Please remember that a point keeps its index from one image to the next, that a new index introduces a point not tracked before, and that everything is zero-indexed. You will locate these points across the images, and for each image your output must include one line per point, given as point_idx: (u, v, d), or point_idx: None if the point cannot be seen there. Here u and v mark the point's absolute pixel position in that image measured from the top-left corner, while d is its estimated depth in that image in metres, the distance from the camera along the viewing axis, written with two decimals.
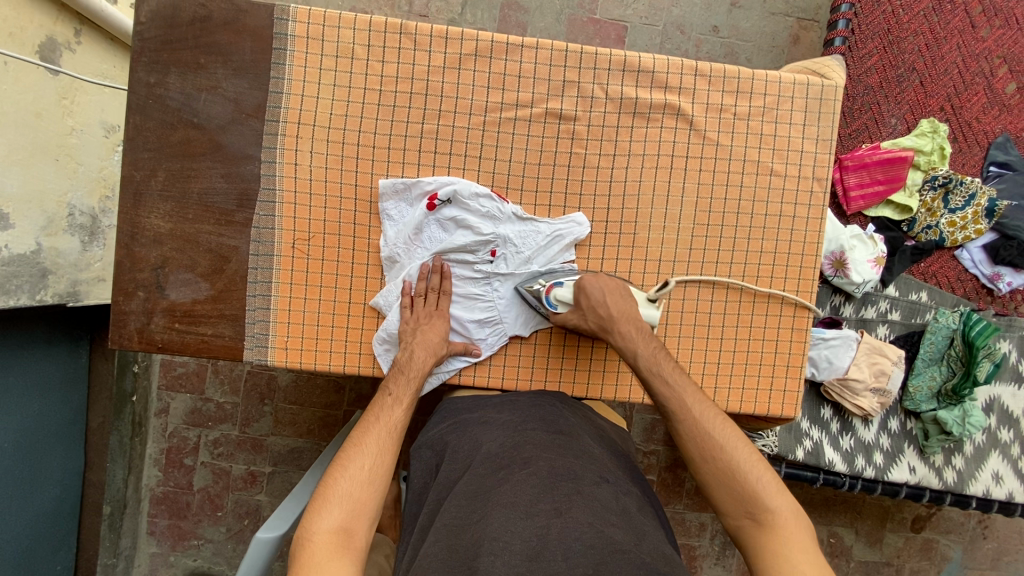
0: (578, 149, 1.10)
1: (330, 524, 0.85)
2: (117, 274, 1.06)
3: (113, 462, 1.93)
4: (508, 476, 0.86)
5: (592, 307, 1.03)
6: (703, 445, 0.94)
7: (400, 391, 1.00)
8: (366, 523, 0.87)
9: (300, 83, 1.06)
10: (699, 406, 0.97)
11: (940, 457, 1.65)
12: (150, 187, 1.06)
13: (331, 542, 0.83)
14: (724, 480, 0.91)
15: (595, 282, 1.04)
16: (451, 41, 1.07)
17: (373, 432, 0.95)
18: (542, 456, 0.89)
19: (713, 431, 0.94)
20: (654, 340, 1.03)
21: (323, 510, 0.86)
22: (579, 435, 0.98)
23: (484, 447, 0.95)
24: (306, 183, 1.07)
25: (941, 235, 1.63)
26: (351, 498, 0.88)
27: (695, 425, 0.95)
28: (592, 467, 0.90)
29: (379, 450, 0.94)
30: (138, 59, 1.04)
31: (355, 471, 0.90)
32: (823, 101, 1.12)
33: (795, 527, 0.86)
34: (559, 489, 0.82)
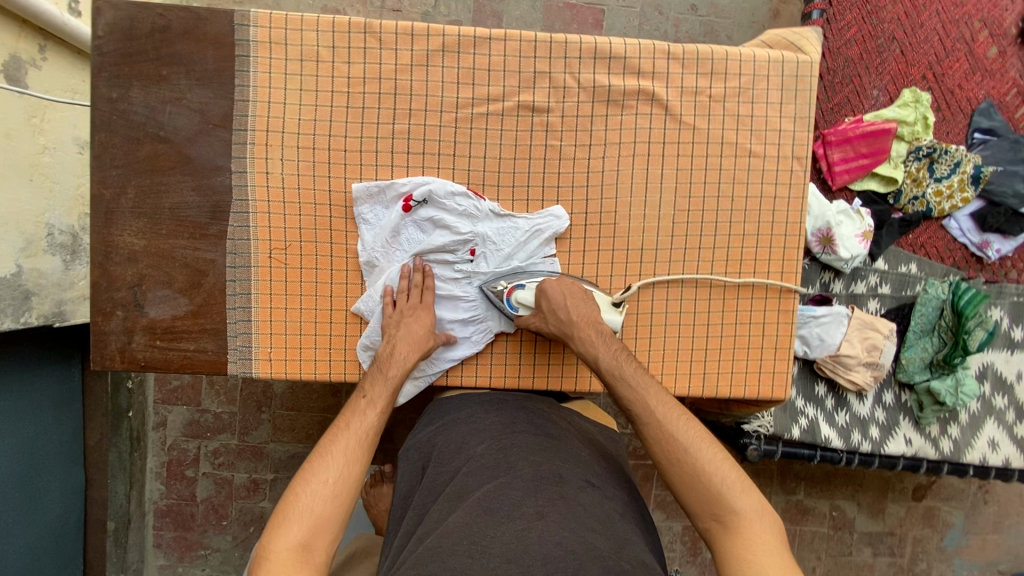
0: (553, 142, 1.09)
1: (289, 542, 0.82)
2: (93, 294, 1.04)
3: (114, 478, 1.91)
4: (496, 479, 0.88)
5: (552, 310, 1.02)
6: (669, 449, 0.92)
7: (374, 394, 0.98)
8: (328, 540, 0.84)
9: (266, 90, 1.04)
10: (663, 409, 0.95)
11: (935, 427, 1.65)
12: (120, 205, 1.04)
13: (290, 562, 0.80)
14: (690, 483, 0.90)
15: (555, 286, 1.04)
16: (417, 38, 1.04)
17: (340, 442, 0.92)
18: (527, 460, 0.92)
19: (678, 433, 0.93)
20: (616, 343, 1.02)
21: (282, 527, 0.83)
22: (568, 440, 1.01)
23: (472, 450, 0.97)
24: (279, 192, 1.05)
25: (928, 205, 1.61)
26: (313, 513, 0.85)
27: (660, 428, 0.94)
28: (577, 470, 0.93)
29: (346, 462, 0.91)
30: (99, 75, 1.02)
31: (318, 486, 0.87)
32: (799, 78, 1.10)
33: (761, 529, 0.86)
34: (542, 495, 0.85)
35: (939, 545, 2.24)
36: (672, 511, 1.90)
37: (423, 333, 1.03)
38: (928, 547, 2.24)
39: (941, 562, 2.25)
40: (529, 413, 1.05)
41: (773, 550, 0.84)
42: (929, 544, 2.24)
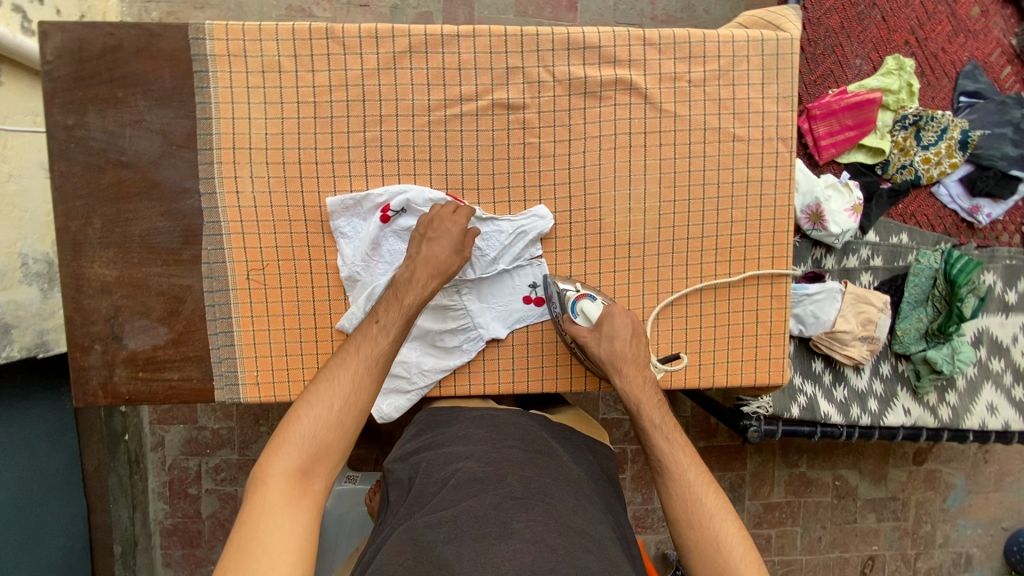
0: (531, 140, 1.05)
1: (288, 467, 0.82)
2: (69, 330, 1.01)
3: (116, 502, 1.90)
4: (486, 492, 0.91)
5: (609, 338, 1.00)
6: (691, 510, 0.91)
7: (388, 320, 0.93)
8: (328, 468, 0.85)
9: (228, 105, 0.99)
10: (693, 470, 0.95)
11: (933, 396, 1.66)
12: (88, 236, 1.00)
13: (286, 486, 0.81)
14: (705, 549, 0.88)
15: (622, 320, 1.02)
16: (382, 40, 1.00)
17: (348, 367, 0.90)
18: (517, 473, 0.95)
19: (703, 497, 0.92)
20: (659, 394, 1.01)
21: (282, 449, 0.83)
22: (557, 454, 1.04)
23: (462, 462, 0.99)
24: (251, 211, 1.02)
25: (916, 173, 1.59)
26: (314, 440, 0.84)
27: (686, 487, 0.93)
28: (567, 487, 0.96)
29: (352, 389, 0.89)
30: (52, 101, 0.97)
31: (322, 412, 0.86)
32: (780, 56, 1.07)
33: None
34: (529, 512, 0.88)
35: (942, 507, 2.27)
36: None
37: (447, 257, 0.98)
38: (931, 509, 2.27)
39: (945, 523, 2.28)
40: (520, 426, 1.08)
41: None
42: (932, 506, 2.27)
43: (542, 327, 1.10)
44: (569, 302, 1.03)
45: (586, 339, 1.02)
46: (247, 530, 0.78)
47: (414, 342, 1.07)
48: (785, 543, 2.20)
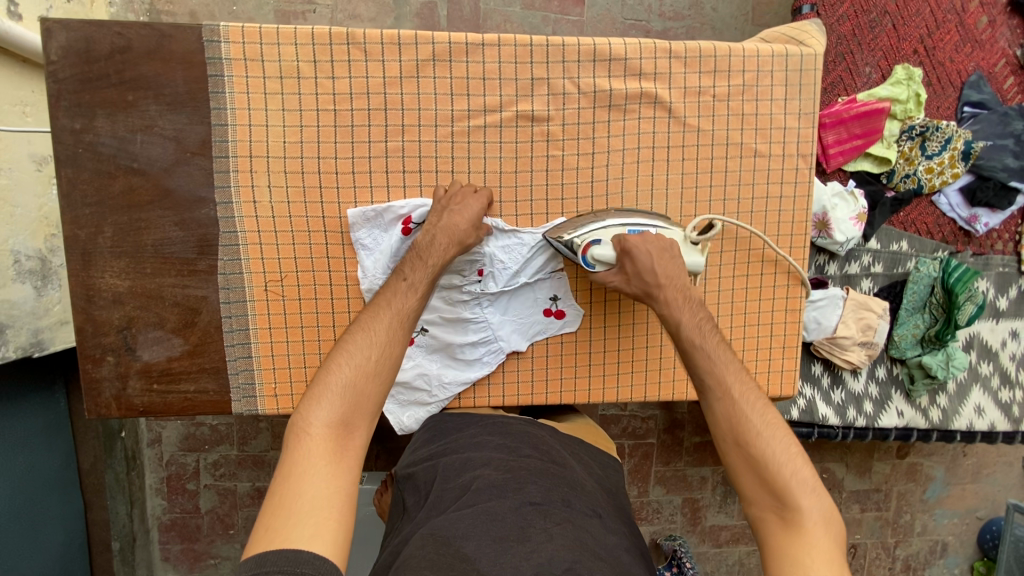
0: (555, 152, 1.04)
1: (329, 419, 0.77)
2: (79, 342, 0.98)
3: (113, 498, 1.83)
4: (504, 499, 0.87)
5: (637, 274, 0.97)
6: (737, 429, 0.88)
7: (415, 277, 0.92)
8: (367, 422, 0.80)
9: (245, 111, 0.96)
10: (739, 390, 0.91)
11: (925, 398, 1.71)
12: (98, 245, 0.97)
13: (328, 438, 0.76)
14: (754, 469, 0.86)
15: (640, 244, 0.97)
16: (405, 47, 0.97)
17: (383, 319, 0.87)
18: (535, 482, 0.92)
19: (750, 415, 0.89)
20: (701, 311, 0.98)
21: (322, 400, 0.78)
22: (571, 466, 1.01)
23: (479, 467, 0.93)
24: (269, 222, 0.99)
25: (919, 182, 1.62)
26: (353, 389, 0.80)
27: (733, 405, 0.90)
28: (586, 501, 0.93)
29: (387, 341, 0.85)
30: (57, 104, 0.93)
31: (360, 361, 0.82)
32: (803, 72, 1.07)
33: (825, 533, 0.80)
34: (551, 517, 0.85)
35: (922, 497, 2.37)
36: (671, 485, 1.96)
37: (465, 226, 0.96)
38: (911, 500, 2.36)
39: (923, 513, 2.38)
40: (533, 437, 1.04)
41: (836, 560, 0.78)
42: (913, 497, 2.36)
43: (562, 339, 1.11)
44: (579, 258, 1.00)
45: (616, 282, 1.00)
46: (288, 488, 0.72)
47: (434, 355, 1.08)
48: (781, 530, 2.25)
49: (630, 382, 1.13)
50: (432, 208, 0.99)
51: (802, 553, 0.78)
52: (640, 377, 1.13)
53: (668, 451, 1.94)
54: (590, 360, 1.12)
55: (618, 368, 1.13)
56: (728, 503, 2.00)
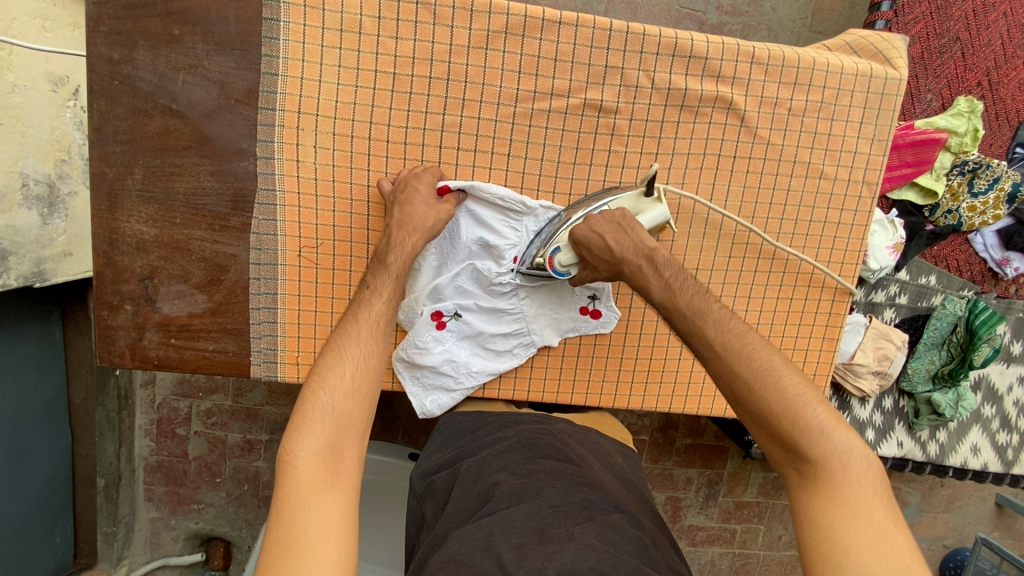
0: (617, 147, 0.99)
1: (315, 446, 0.71)
2: (97, 286, 0.93)
3: (102, 435, 1.70)
4: (523, 505, 0.82)
5: (598, 259, 0.89)
6: (732, 387, 0.77)
7: (379, 284, 0.86)
8: (356, 443, 0.75)
9: (299, 63, 0.89)
10: (722, 344, 0.78)
11: (926, 432, 1.71)
12: (125, 186, 0.91)
13: (317, 467, 0.70)
14: (761, 425, 0.75)
15: (587, 229, 0.88)
16: (477, 15, 0.91)
17: (353, 333, 0.82)
18: (553, 485, 0.86)
19: (742, 368, 0.76)
20: (673, 271, 0.85)
21: (304, 430, 0.72)
22: (589, 464, 0.96)
23: (496, 474, 0.90)
24: (310, 183, 0.94)
25: (960, 219, 1.58)
26: (335, 412, 0.74)
27: (722, 365, 0.78)
28: (607, 498, 0.87)
29: (362, 356, 0.80)
30: (96, 29, 0.85)
31: (336, 382, 0.76)
32: (885, 96, 1.02)
33: (851, 477, 0.69)
34: (572, 518, 0.80)
35: None
36: (658, 483, 1.96)
37: (422, 211, 0.90)
38: None
39: None
40: (552, 437, 1.00)
41: (870, 504, 0.68)
42: None
43: (596, 339, 1.07)
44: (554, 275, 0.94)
45: (589, 274, 0.94)
46: (282, 529, 0.66)
47: (463, 341, 1.03)
48: (783, 539, 2.09)
49: (657, 391, 1.11)
50: (391, 195, 0.92)
51: (825, 510, 0.68)
52: (667, 387, 1.11)
53: (659, 450, 1.93)
54: (620, 365, 1.09)
55: (647, 376, 1.10)
56: (710, 505, 2.01)
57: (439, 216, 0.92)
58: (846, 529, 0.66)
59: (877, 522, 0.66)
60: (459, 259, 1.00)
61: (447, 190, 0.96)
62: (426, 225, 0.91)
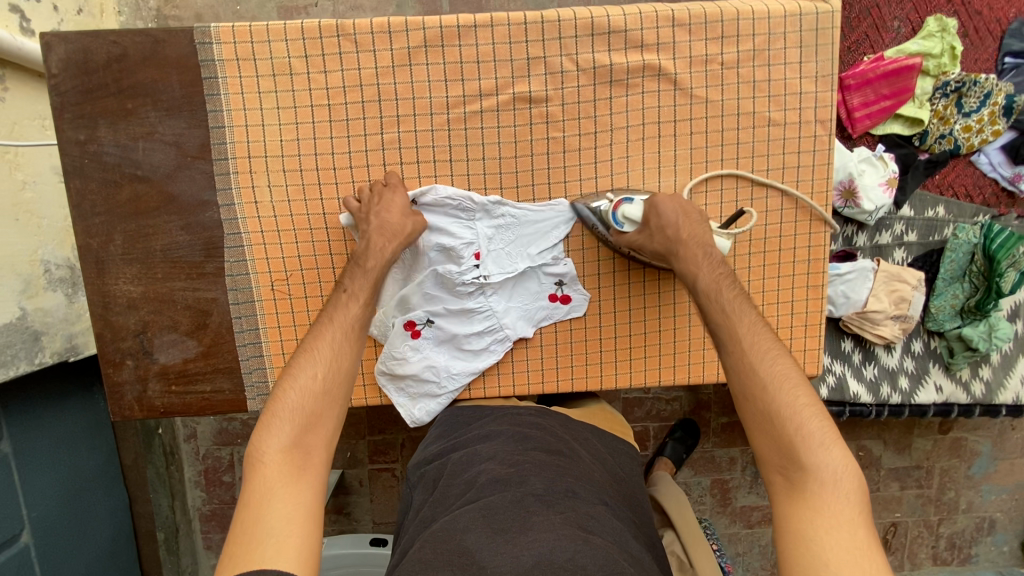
0: (555, 134, 1.01)
1: (284, 441, 0.78)
2: (100, 347, 1.02)
3: (156, 491, 1.82)
4: (506, 492, 0.84)
5: (660, 229, 0.94)
6: (746, 382, 0.83)
7: (355, 287, 0.93)
8: (324, 439, 0.82)
9: (240, 112, 0.96)
10: (750, 343, 0.85)
11: (966, 371, 1.62)
12: (109, 252, 0.99)
13: (284, 461, 0.77)
14: (762, 425, 0.80)
15: (669, 202, 0.95)
16: (396, 35, 0.95)
17: (326, 335, 0.89)
18: (539, 475, 0.87)
19: (760, 367, 0.83)
20: (722, 266, 0.92)
21: (272, 427, 0.79)
22: (578, 456, 0.96)
23: (484, 463, 0.92)
24: (271, 221, 1.00)
25: (956, 142, 1.51)
26: (303, 410, 0.81)
27: (742, 359, 0.84)
28: (592, 491, 0.88)
29: (333, 356, 0.88)
30: (62, 117, 0.94)
31: (306, 381, 0.83)
32: (819, 32, 0.99)
33: (840, 493, 0.72)
34: (554, 507, 0.82)
35: (966, 474, 2.10)
36: (699, 467, 1.90)
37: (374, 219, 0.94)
38: (955, 477, 2.10)
39: (969, 489, 2.11)
40: (544, 430, 1.01)
41: (854, 521, 0.71)
42: (957, 474, 2.10)
43: (570, 325, 1.08)
44: (609, 216, 0.98)
45: (638, 241, 0.97)
46: (248, 516, 0.72)
47: (441, 346, 1.06)
48: None
49: (643, 366, 1.10)
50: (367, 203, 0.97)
51: (809, 518, 0.72)
52: (653, 361, 1.10)
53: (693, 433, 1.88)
54: (602, 346, 1.09)
55: (630, 353, 1.09)
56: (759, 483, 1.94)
57: (416, 223, 0.97)
58: (829, 542, 0.69)
59: (860, 539, 0.69)
60: (420, 268, 1.03)
61: None
62: (405, 231, 0.96)
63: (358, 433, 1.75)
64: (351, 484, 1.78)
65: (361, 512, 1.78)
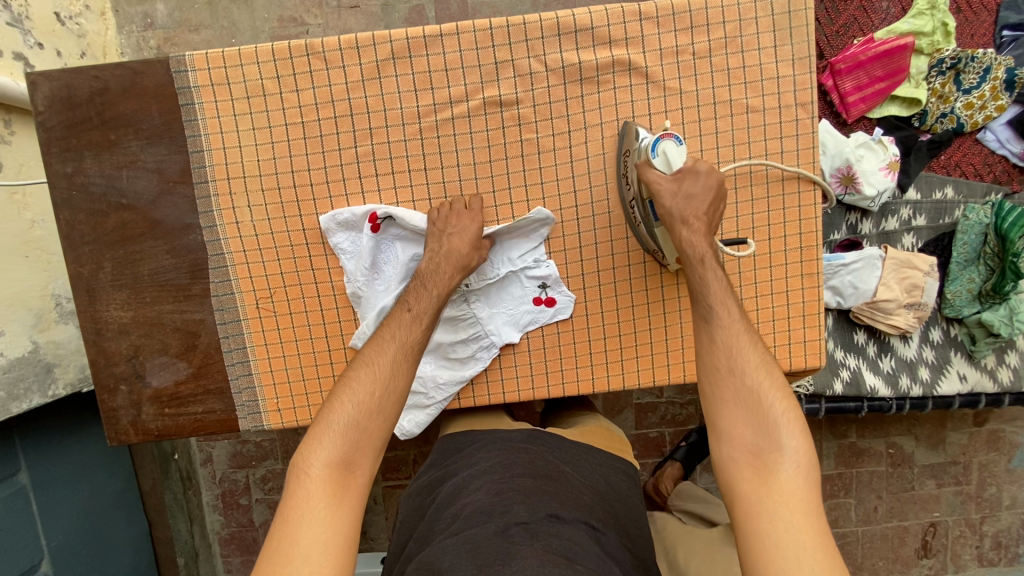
0: (528, 136, 1.00)
1: (329, 459, 0.79)
2: (94, 373, 1.04)
3: (174, 517, 1.84)
4: (489, 523, 0.81)
5: (688, 191, 0.89)
6: (732, 361, 0.85)
7: (420, 307, 0.92)
8: (368, 459, 0.82)
9: (218, 135, 0.98)
10: (741, 324, 0.88)
11: (991, 359, 1.54)
12: (99, 280, 1.01)
13: (328, 479, 0.78)
14: (740, 403, 0.83)
15: (707, 175, 0.90)
16: (363, 50, 0.96)
17: (388, 353, 0.88)
18: (525, 503, 0.85)
19: (747, 349, 0.86)
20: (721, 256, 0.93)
21: (322, 440, 0.80)
22: (567, 479, 0.95)
23: (469, 495, 0.90)
24: (252, 240, 1.02)
25: (959, 121, 1.46)
26: (355, 428, 0.82)
27: (731, 336, 0.86)
28: (576, 512, 0.87)
29: (390, 374, 0.86)
30: (49, 151, 0.97)
31: (363, 399, 0.83)
32: (792, 14, 0.97)
33: (804, 478, 0.78)
34: (537, 535, 0.79)
35: (1007, 468, 1.98)
36: None
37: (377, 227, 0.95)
38: (996, 471, 1.98)
39: (1012, 484, 1.99)
40: (534, 455, 0.99)
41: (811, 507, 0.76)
42: (997, 468, 1.98)
43: (557, 328, 1.06)
44: (649, 143, 0.90)
45: (662, 184, 0.88)
46: (287, 530, 0.74)
47: (427, 356, 1.05)
48: (881, 510, 1.97)
49: (635, 367, 1.07)
50: (431, 233, 0.97)
51: (777, 498, 0.76)
52: (645, 361, 1.07)
53: None
54: (591, 348, 1.06)
55: (621, 354, 1.07)
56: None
57: (452, 240, 0.95)
58: (796, 523, 0.73)
59: (818, 524, 0.74)
60: (396, 277, 1.01)
61: (376, 218, 1.00)
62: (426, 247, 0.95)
63: None
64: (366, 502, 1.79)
65: (376, 530, 1.77)
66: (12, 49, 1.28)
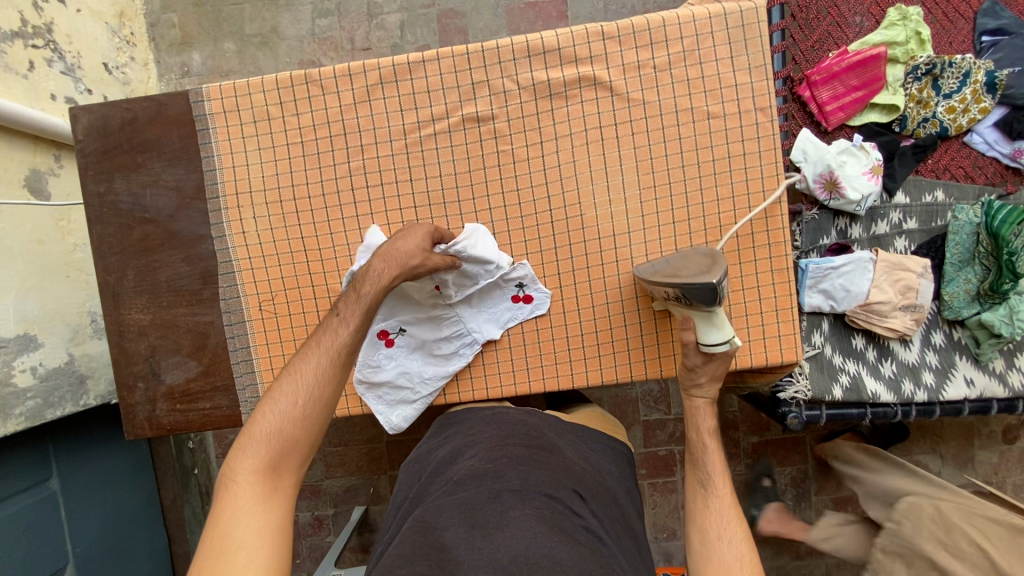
0: (504, 147, 1.09)
1: (255, 465, 0.84)
2: (117, 371, 1.14)
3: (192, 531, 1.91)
4: (482, 487, 0.86)
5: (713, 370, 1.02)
6: (719, 528, 0.96)
7: (347, 312, 0.95)
8: (295, 462, 0.87)
9: (228, 155, 1.11)
10: (733, 500, 0.99)
11: (1000, 363, 1.50)
12: (124, 286, 1.13)
13: (255, 483, 0.83)
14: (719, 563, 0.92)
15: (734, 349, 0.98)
16: (356, 77, 1.08)
17: (312, 361, 0.91)
18: (516, 470, 0.89)
19: (734, 523, 0.96)
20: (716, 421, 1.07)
21: (247, 449, 0.85)
22: (560, 450, 0.98)
23: (466, 460, 0.95)
24: (257, 247, 1.12)
25: (942, 125, 1.48)
26: (279, 434, 0.86)
27: (723, 507, 0.98)
28: (565, 480, 0.90)
29: (316, 381, 0.90)
30: (86, 174, 1.12)
31: (286, 408, 0.87)
32: (745, 27, 1.04)
33: None
34: (527, 501, 0.83)
35: None
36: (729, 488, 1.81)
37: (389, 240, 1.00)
38: None
39: None
40: (530, 426, 1.02)
41: None
42: None
43: (536, 324, 1.11)
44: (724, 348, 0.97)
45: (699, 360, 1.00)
46: (218, 529, 0.79)
47: (415, 353, 1.12)
48: None
49: (613, 361, 1.11)
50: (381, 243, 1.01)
51: None
52: (623, 356, 1.11)
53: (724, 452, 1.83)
54: (569, 345, 1.11)
55: (599, 349, 1.11)
56: (802, 506, 1.84)
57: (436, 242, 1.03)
58: None
59: None
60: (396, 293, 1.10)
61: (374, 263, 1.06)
62: None
63: (380, 468, 1.85)
64: (376, 521, 1.85)
65: None
66: (65, 94, 1.47)
